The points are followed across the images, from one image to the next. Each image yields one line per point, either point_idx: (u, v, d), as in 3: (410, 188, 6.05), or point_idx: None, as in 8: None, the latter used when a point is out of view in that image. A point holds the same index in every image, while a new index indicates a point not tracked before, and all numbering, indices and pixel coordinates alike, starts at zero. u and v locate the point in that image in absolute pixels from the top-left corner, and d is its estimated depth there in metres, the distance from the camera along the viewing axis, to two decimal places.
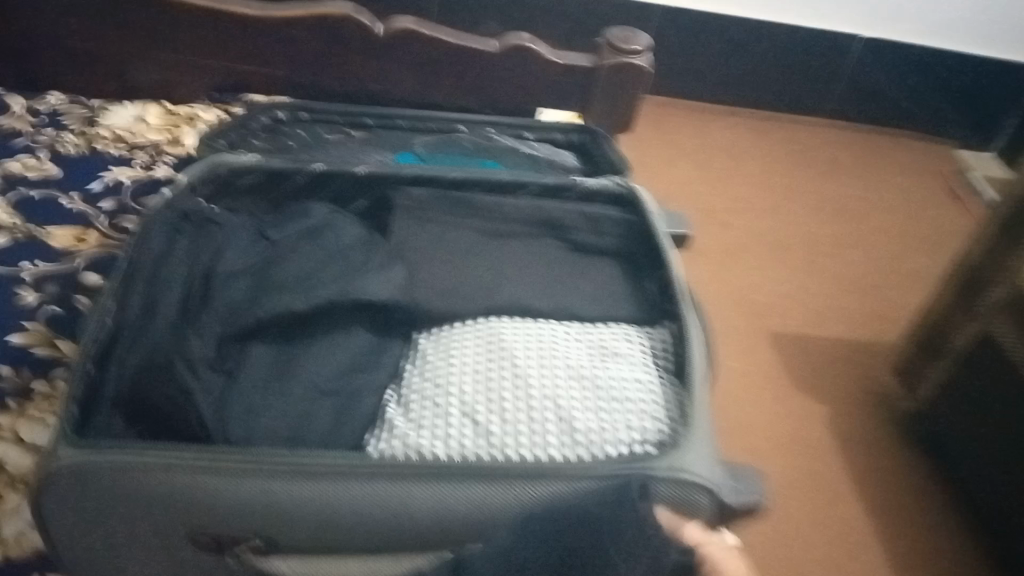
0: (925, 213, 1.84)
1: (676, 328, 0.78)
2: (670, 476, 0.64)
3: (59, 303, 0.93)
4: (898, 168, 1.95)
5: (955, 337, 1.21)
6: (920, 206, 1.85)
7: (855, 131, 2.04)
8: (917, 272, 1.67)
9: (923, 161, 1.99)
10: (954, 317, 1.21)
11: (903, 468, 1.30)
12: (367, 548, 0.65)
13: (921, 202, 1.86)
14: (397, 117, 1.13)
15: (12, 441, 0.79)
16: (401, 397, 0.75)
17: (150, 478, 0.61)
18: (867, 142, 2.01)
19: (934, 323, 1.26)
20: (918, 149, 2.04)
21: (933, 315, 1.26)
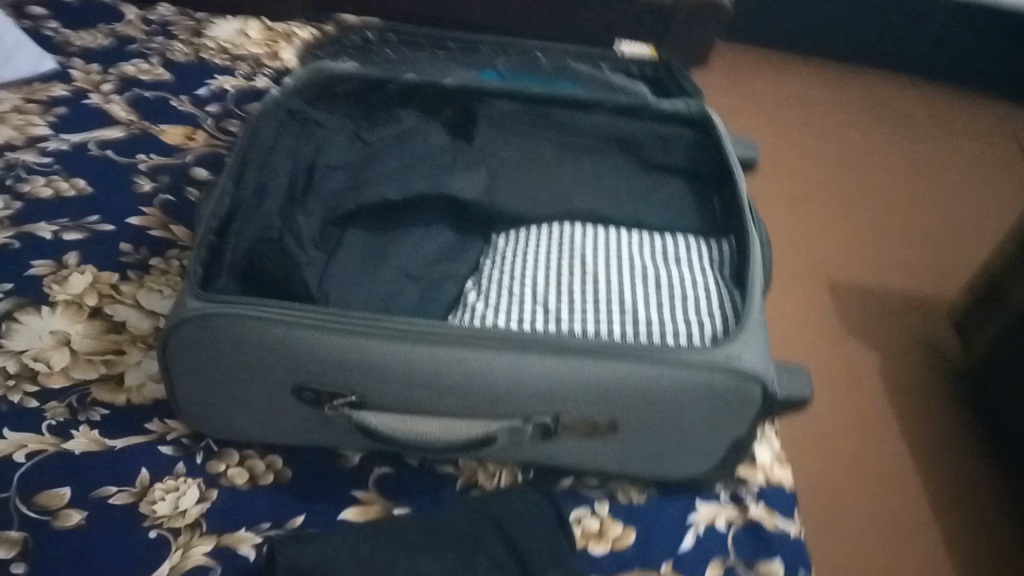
0: (999, 173, 1.80)
1: (737, 239, 0.83)
2: (724, 364, 0.69)
3: (171, 192, 1.03)
4: (975, 126, 1.91)
5: (1011, 293, 1.20)
6: (995, 165, 1.81)
7: (935, 85, 2.00)
8: (984, 230, 1.65)
9: (1004, 122, 1.94)
10: (1012, 271, 1.20)
11: (949, 415, 1.31)
12: (447, 407, 0.73)
13: (994, 162, 1.82)
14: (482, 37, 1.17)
15: (132, 305, 0.90)
16: (483, 288, 0.83)
17: (261, 330, 0.69)
18: (946, 98, 1.97)
19: (992, 277, 1.25)
20: (999, 109, 1.98)
21: (992, 269, 1.25)
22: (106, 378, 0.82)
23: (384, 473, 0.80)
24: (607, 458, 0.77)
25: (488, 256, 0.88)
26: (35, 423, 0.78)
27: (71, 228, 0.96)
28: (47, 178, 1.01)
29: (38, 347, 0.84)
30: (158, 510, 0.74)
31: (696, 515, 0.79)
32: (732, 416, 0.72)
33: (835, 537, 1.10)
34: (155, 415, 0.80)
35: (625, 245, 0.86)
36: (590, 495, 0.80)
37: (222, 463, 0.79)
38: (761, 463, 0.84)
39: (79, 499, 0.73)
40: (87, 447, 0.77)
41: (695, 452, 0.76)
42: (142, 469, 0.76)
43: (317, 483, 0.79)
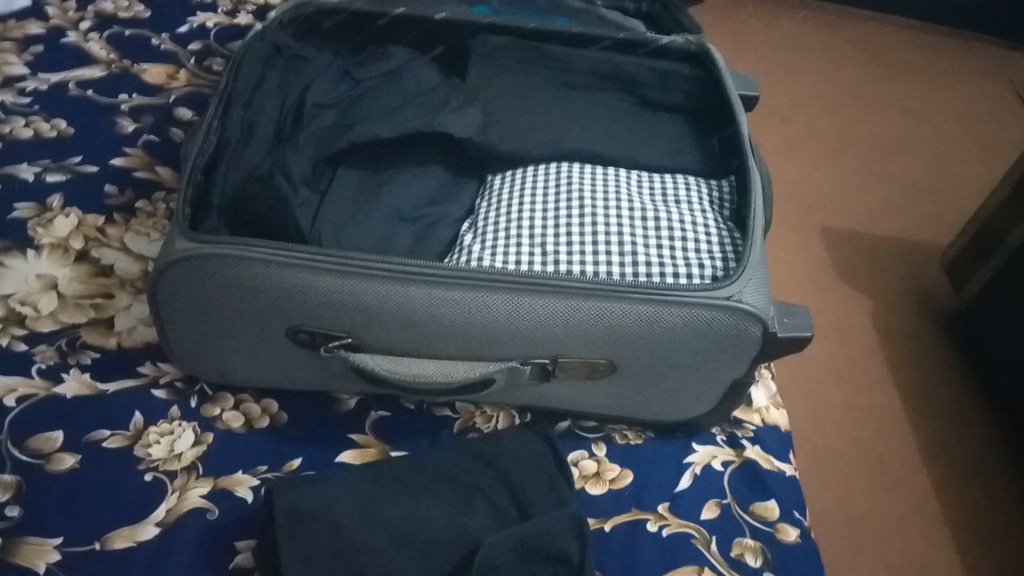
0: (998, 115, 1.78)
1: (738, 177, 0.81)
2: (726, 303, 0.68)
3: (156, 133, 1.00)
4: (975, 70, 1.88)
5: (1007, 236, 1.19)
6: (994, 109, 1.79)
7: (934, 27, 1.96)
8: (981, 173, 1.63)
9: (1003, 65, 1.91)
10: (1009, 215, 1.20)
11: (943, 354, 1.31)
12: (444, 349, 0.72)
13: (992, 106, 1.79)
14: None
15: (120, 249, 0.88)
16: (478, 229, 0.82)
17: (252, 271, 0.68)
18: (945, 41, 1.94)
19: (988, 220, 1.25)
20: (999, 52, 1.95)
21: (988, 212, 1.25)
22: (95, 323, 0.81)
23: (381, 417, 0.80)
24: (605, 400, 0.77)
25: (484, 198, 0.87)
26: (24, 368, 0.76)
27: (54, 170, 0.93)
28: (26, 119, 0.98)
29: (24, 291, 0.82)
30: (153, 454, 0.73)
31: (692, 456, 0.79)
32: (731, 356, 0.72)
33: (824, 477, 1.11)
34: (147, 360, 0.79)
35: (622, 185, 0.85)
36: (587, 437, 0.80)
37: (216, 407, 0.78)
38: (757, 406, 0.85)
39: (72, 444, 0.72)
40: (79, 391, 0.76)
41: (693, 394, 0.76)
42: (135, 413, 0.75)
43: (314, 426, 0.78)
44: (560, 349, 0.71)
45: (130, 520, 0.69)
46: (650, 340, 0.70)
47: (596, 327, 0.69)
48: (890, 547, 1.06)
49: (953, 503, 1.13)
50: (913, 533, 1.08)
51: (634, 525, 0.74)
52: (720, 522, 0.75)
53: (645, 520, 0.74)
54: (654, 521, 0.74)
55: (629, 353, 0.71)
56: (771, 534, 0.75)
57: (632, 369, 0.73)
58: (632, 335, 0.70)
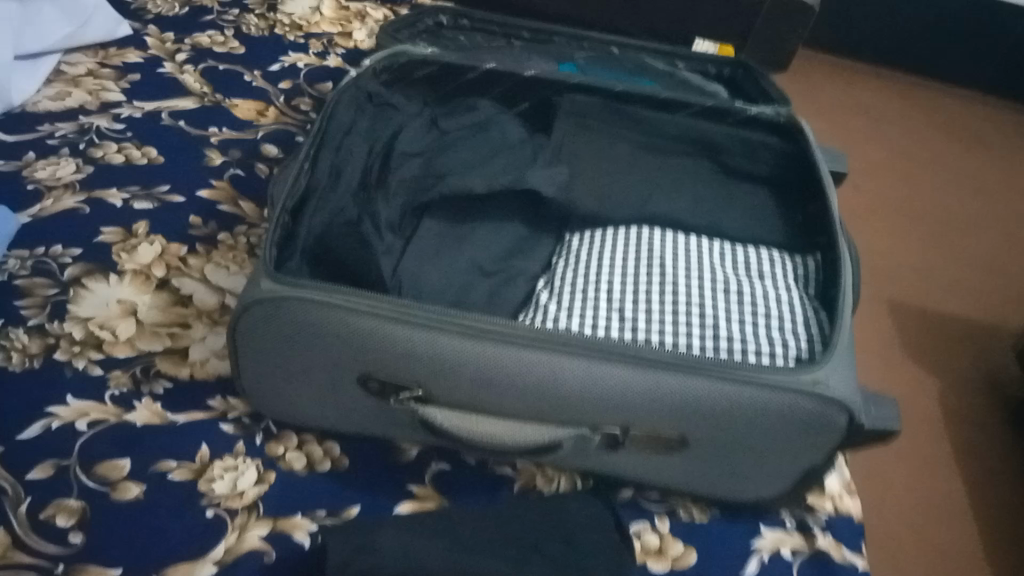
0: None
1: (824, 257, 0.80)
2: (811, 388, 0.66)
3: (240, 168, 1.02)
4: None
5: None
6: None
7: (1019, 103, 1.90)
8: None
9: None
10: None
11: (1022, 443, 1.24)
12: (514, 411, 0.71)
13: None
14: (560, 30, 1.14)
15: (199, 279, 0.89)
16: (556, 290, 0.81)
17: (334, 317, 0.68)
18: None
19: None
20: None
21: None
22: (170, 351, 0.82)
23: (441, 471, 0.79)
24: (674, 474, 0.75)
25: (561, 256, 0.87)
26: (99, 393, 0.77)
27: (141, 196, 0.96)
28: (118, 145, 1.01)
29: (103, 314, 0.84)
30: (216, 489, 0.73)
31: (760, 541, 0.76)
32: (811, 441, 0.69)
33: (891, 567, 1.06)
34: (218, 392, 0.80)
35: (705, 256, 0.84)
36: (651, 509, 0.78)
37: (281, 446, 0.78)
38: (830, 492, 0.81)
39: (138, 473, 0.73)
40: (149, 420, 0.76)
41: (765, 477, 0.73)
42: (202, 445, 0.76)
43: (375, 473, 0.78)
44: (634, 417, 0.70)
45: (189, 555, 0.69)
46: (726, 419, 0.68)
47: (672, 400, 0.68)
48: None
49: None
50: None
51: None
52: None
53: None
54: None
55: (703, 429, 0.70)
56: None
57: (703, 447, 0.71)
58: (709, 412, 0.68)
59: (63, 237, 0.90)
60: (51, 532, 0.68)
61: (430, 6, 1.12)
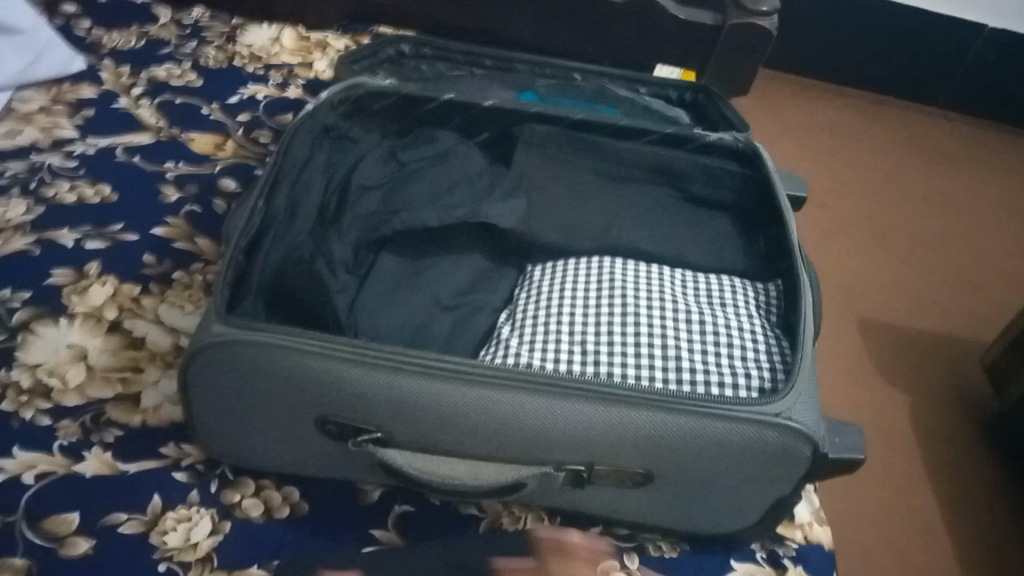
0: None
1: (785, 283, 0.79)
2: (774, 424, 0.65)
3: (197, 204, 1.00)
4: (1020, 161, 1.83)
5: None
6: None
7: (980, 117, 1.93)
8: None
9: None
10: None
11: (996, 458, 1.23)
12: (476, 451, 0.70)
13: None
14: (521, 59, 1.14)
15: (153, 321, 0.87)
16: (518, 325, 0.80)
17: (284, 360, 0.66)
18: (991, 131, 1.89)
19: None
20: None
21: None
22: (122, 397, 0.79)
23: (405, 513, 0.77)
24: (640, 509, 0.74)
25: (524, 287, 0.86)
26: (47, 443, 0.75)
27: (94, 236, 0.93)
28: (71, 184, 0.99)
29: (52, 361, 0.81)
30: (169, 543, 0.70)
31: (732, 574, 0.75)
32: (779, 472, 0.68)
33: None
34: (171, 439, 0.77)
35: (667, 285, 0.83)
36: (620, 545, 0.76)
37: (237, 494, 0.75)
38: (800, 521, 0.80)
39: (88, 527, 0.70)
40: (99, 470, 0.74)
41: (733, 510, 0.72)
42: (155, 495, 0.73)
43: (336, 516, 0.76)
44: (598, 454, 0.68)
45: None
46: (692, 453, 0.67)
47: (636, 436, 0.66)
48: None
49: None
50: None
51: None
52: None
53: None
54: None
55: (667, 464, 0.68)
56: None
57: (668, 482, 0.70)
58: (674, 446, 0.67)
59: (12, 281, 0.87)
60: None
61: (390, 37, 1.11)
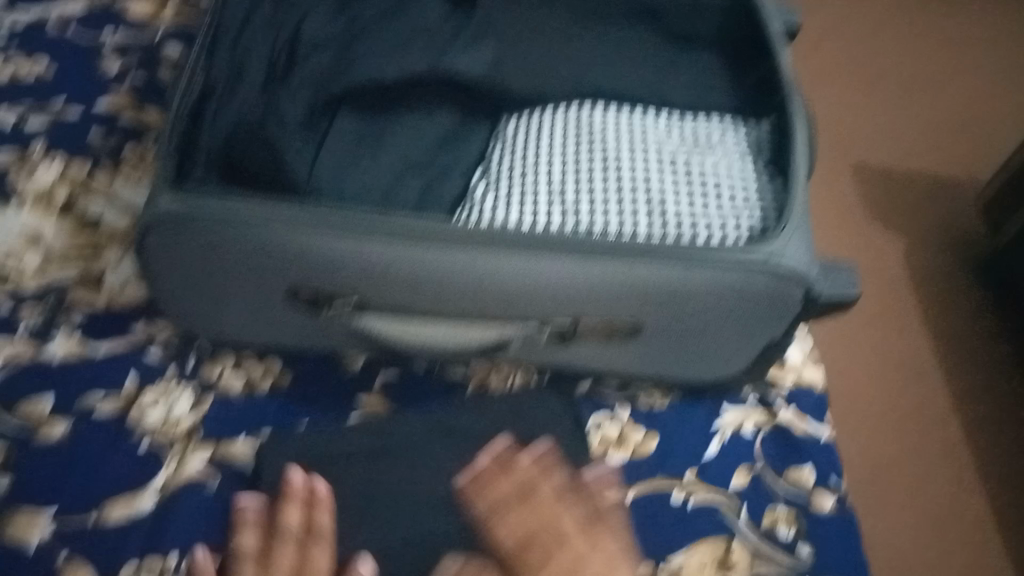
0: None
1: (778, 118, 0.74)
2: (763, 267, 0.62)
3: (143, 71, 0.92)
4: None
5: None
6: None
7: None
8: None
9: None
10: None
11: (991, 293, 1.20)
12: (455, 314, 0.67)
13: None
14: None
15: (108, 198, 0.82)
16: (494, 181, 0.76)
17: (240, 228, 0.62)
18: None
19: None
20: None
21: None
22: (84, 279, 0.76)
23: (390, 380, 0.75)
24: (628, 362, 0.72)
25: (498, 142, 0.81)
26: (10, 330, 0.72)
27: (36, 113, 0.87)
28: (4, 57, 0.91)
29: (5, 247, 0.77)
30: (149, 420, 0.69)
31: (722, 419, 0.75)
32: (770, 316, 0.66)
33: (856, 428, 1.03)
34: (140, 317, 0.74)
35: (650, 130, 0.78)
36: (610, 398, 0.75)
37: (215, 369, 0.73)
38: (792, 364, 0.79)
39: (63, 411, 0.68)
40: (68, 354, 0.71)
41: (722, 356, 0.71)
42: (129, 375, 0.71)
43: (319, 386, 0.74)
44: (583, 309, 0.65)
45: (125, 491, 0.65)
46: (679, 303, 0.64)
47: (621, 288, 0.63)
48: (925, 500, 0.98)
49: (992, 463, 1.03)
50: (939, 488, 1.00)
51: (658, 495, 0.70)
52: (751, 490, 0.71)
53: (670, 489, 0.70)
54: (680, 490, 0.70)
55: (654, 315, 0.66)
56: (803, 503, 0.71)
57: (655, 333, 0.68)
58: (660, 296, 0.64)
59: None
60: None
61: None
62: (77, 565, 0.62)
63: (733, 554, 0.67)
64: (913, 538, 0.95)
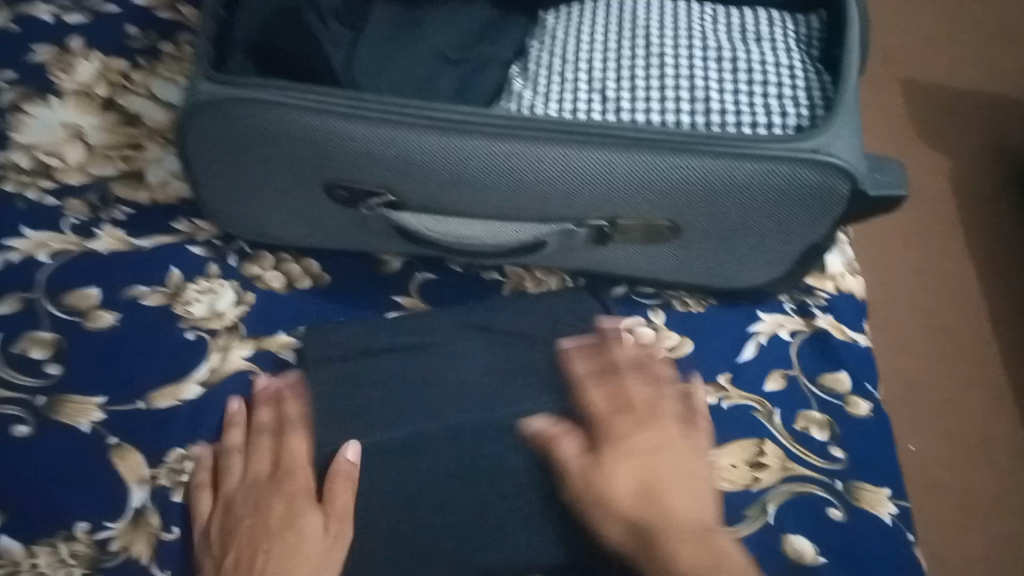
0: None
1: (832, 12, 0.71)
2: (812, 161, 0.60)
3: None
4: None
5: None
6: None
7: None
8: None
9: None
10: None
11: None
12: (492, 210, 0.67)
13: None
14: None
15: (146, 96, 0.82)
16: (533, 78, 0.74)
17: (280, 116, 0.62)
18: None
19: None
20: None
21: None
22: (125, 175, 0.76)
23: (427, 279, 0.76)
24: (664, 265, 0.71)
25: (536, 37, 0.79)
26: (55, 223, 0.73)
27: (73, 8, 0.86)
28: None
29: (48, 142, 0.78)
30: (193, 313, 0.71)
31: (758, 325, 0.74)
32: (813, 216, 0.64)
33: (894, 344, 1.02)
34: (182, 214, 0.75)
35: (695, 24, 0.75)
36: (645, 303, 0.75)
37: (256, 267, 0.74)
38: (831, 272, 0.78)
39: (109, 301, 0.70)
40: (113, 247, 0.72)
41: (762, 260, 0.70)
42: (173, 269, 0.72)
43: (357, 285, 0.75)
44: (622, 205, 0.65)
45: (171, 379, 0.67)
46: (721, 199, 0.63)
47: (662, 182, 0.62)
48: (961, 417, 0.98)
49: None
50: (974, 404, 0.99)
51: None
52: (785, 394, 0.71)
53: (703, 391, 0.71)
54: (713, 392, 0.71)
55: (694, 213, 0.65)
56: (837, 409, 0.70)
57: (694, 233, 0.67)
58: (701, 192, 0.63)
59: None
60: (27, 366, 0.67)
61: None
62: (127, 444, 0.64)
63: (765, 454, 0.68)
64: (947, 451, 0.95)
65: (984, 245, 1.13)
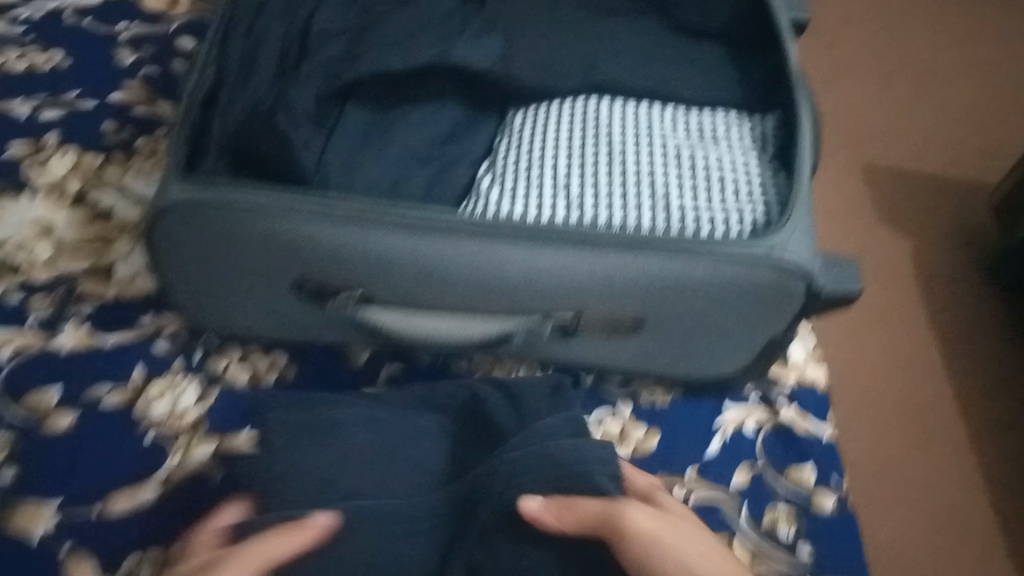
0: None
1: (785, 112, 0.74)
2: (768, 261, 0.62)
3: (155, 64, 0.93)
4: None
5: None
6: None
7: None
8: None
9: None
10: None
11: (997, 299, 1.19)
12: (459, 306, 0.67)
13: None
14: None
15: (119, 191, 0.83)
16: (501, 175, 0.76)
17: (248, 218, 0.63)
18: None
19: None
20: None
21: None
22: (93, 270, 0.77)
23: (395, 374, 0.76)
24: (629, 359, 0.72)
25: (504, 135, 0.82)
26: (20, 320, 0.73)
27: (49, 104, 0.88)
28: (19, 48, 0.92)
29: (17, 238, 0.78)
30: (156, 412, 0.70)
31: (724, 417, 0.75)
32: (773, 313, 0.66)
33: (861, 428, 1.03)
34: (149, 309, 0.76)
35: (656, 123, 0.78)
36: (612, 395, 0.76)
37: (223, 362, 0.74)
38: (793, 362, 0.79)
39: (70, 401, 0.69)
40: (77, 344, 0.72)
41: (725, 354, 0.71)
42: (137, 366, 0.72)
43: (324, 380, 0.75)
44: (584, 303, 0.66)
45: (130, 482, 0.66)
46: (682, 297, 0.65)
47: (622, 282, 0.64)
48: (930, 504, 0.98)
49: (1001, 465, 1.03)
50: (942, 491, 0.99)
51: None
52: (751, 488, 0.71)
53: (670, 486, 0.71)
54: (679, 487, 0.70)
55: (655, 308, 0.66)
56: (803, 503, 0.71)
57: (656, 328, 0.68)
58: (661, 290, 0.64)
59: None
60: None
61: None
62: (80, 551, 0.62)
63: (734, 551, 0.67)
64: (919, 538, 0.95)
65: (947, 329, 1.15)
